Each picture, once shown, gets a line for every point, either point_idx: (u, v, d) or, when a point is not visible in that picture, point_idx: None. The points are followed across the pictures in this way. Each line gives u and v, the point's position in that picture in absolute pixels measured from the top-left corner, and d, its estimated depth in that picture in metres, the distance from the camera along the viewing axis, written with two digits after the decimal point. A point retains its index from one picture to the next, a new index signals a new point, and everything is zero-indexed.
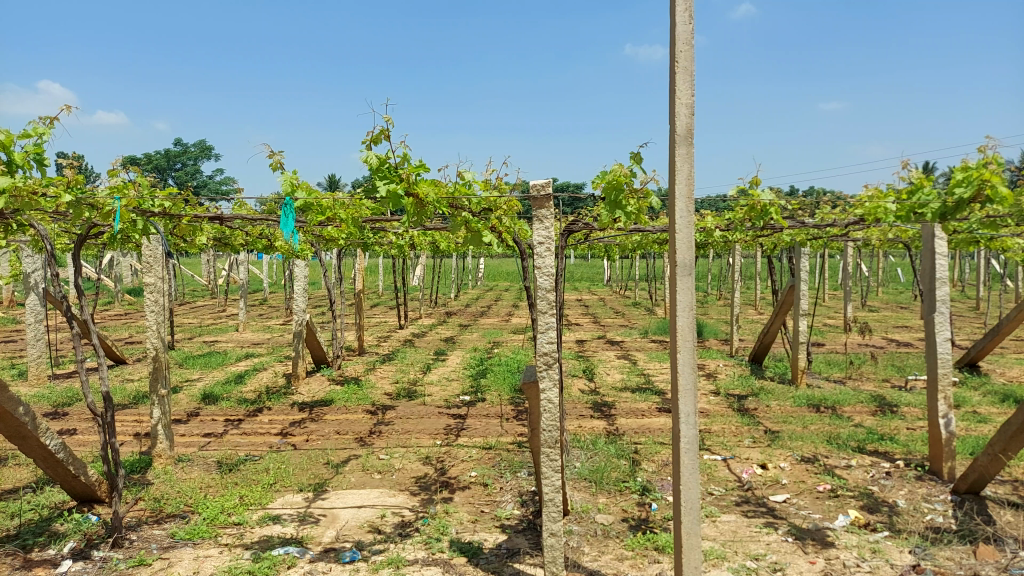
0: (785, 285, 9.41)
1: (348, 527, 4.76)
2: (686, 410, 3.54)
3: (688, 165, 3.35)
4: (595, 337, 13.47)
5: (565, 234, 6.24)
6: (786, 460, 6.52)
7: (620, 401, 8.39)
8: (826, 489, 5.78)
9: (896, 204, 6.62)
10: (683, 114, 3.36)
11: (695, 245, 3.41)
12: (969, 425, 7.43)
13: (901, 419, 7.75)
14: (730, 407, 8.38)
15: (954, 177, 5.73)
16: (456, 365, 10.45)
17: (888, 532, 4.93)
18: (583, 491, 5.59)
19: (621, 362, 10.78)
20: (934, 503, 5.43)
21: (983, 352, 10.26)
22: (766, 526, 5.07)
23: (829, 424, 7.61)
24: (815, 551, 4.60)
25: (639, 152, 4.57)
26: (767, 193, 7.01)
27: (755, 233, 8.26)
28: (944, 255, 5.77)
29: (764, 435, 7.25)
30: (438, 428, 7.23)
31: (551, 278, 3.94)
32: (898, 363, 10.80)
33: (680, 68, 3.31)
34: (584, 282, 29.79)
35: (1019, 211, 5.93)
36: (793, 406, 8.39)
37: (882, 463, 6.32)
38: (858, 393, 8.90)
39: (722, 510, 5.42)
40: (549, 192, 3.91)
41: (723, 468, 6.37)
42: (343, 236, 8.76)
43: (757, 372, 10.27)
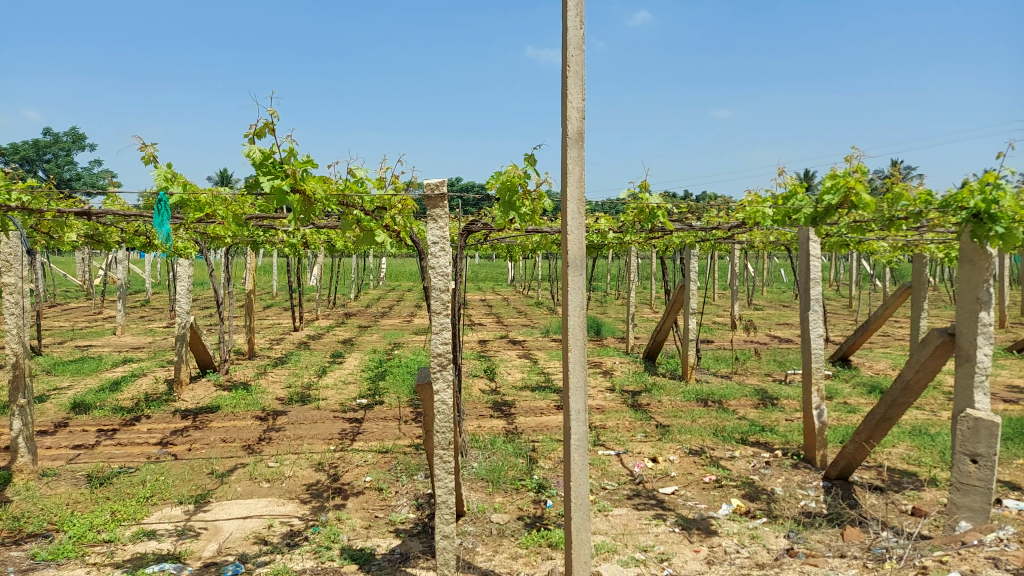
0: (676, 285, 9.79)
1: (232, 539, 4.55)
2: (576, 408, 3.62)
3: (578, 168, 3.44)
4: (496, 337, 13.53)
5: (464, 234, 6.20)
6: (676, 453, 6.78)
7: (519, 400, 8.46)
8: (711, 480, 6.05)
9: (773, 209, 7.01)
10: (573, 118, 3.45)
11: (585, 246, 3.50)
12: (840, 415, 7.99)
13: (781, 411, 8.24)
14: (625, 403, 8.64)
15: (823, 184, 6.15)
16: (354, 367, 10.21)
17: (766, 519, 5.22)
18: (480, 492, 5.59)
19: (522, 362, 10.88)
20: (808, 489, 5.80)
21: (853, 347, 11.04)
22: (655, 518, 5.24)
23: (715, 417, 7.98)
24: (700, 540, 4.81)
25: (533, 154, 4.59)
26: (656, 197, 7.26)
27: (646, 236, 8.54)
28: (818, 257, 6.16)
29: (655, 430, 7.51)
30: (333, 433, 7.04)
31: (445, 279, 3.90)
32: (780, 359, 11.46)
33: (571, 73, 3.41)
34: (487, 282, 29.89)
35: (881, 218, 6.43)
36: (683, 401, 8.74)
37: (763, 454, 6.68)
38: (742, 387, 9.38)
39: (614, 504, 5.56)
40: (443, 192, 3.87)
41: (617, 463, 6.55)
42: (229, 234, 8.36)
43: (651, 369, 10.62)
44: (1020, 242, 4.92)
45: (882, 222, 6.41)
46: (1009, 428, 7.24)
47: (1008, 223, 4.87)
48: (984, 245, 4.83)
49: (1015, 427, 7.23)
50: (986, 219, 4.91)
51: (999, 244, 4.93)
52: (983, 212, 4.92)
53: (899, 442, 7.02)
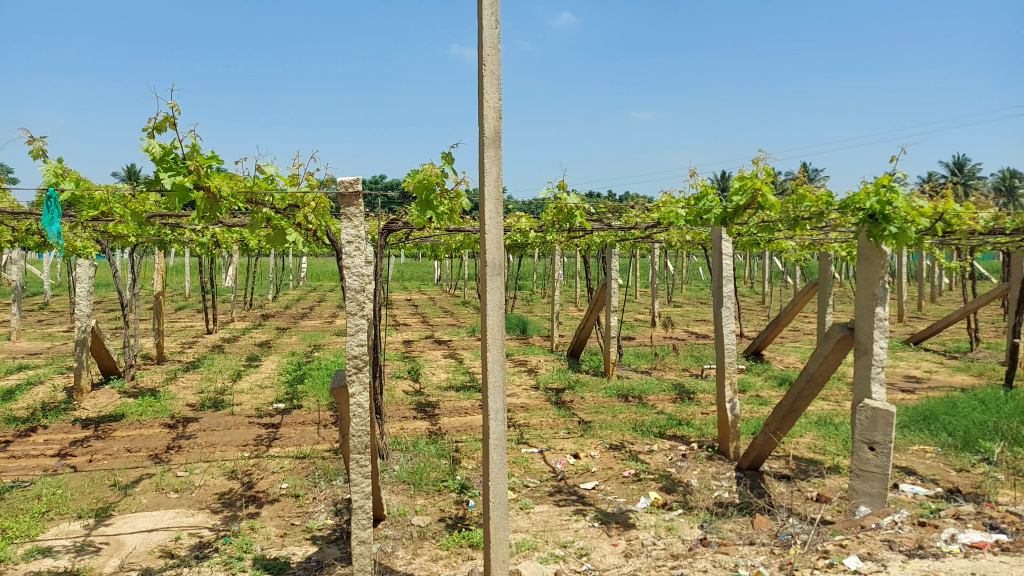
0: (598, 284, 9.95)
1: (136, 553, 4.33)
2: (495, 407, 3.62)
3: (496, 167, 3.46)
4: (421, 337, 13.39)
5: (384, 233, 6.10)
6: (597, 448, 6.89)
7: (443, 400, 8.41)
8: (631, 474, 6.18)
9: (686, 210, 7.22)
10: (490, 117, 3.46)
11: (503, 246, 3.52)
12: (753, 407, 8.31)
13: (697, 405, 8.51)
14: (548, 400, 8.72)
15: (732, 186, 6.38)
16: (271, 371, 9.89)
17: (682, 510, 5.38)
18: (401, 494, 5.51)
19: (447, 362, 10.82)
20: (722, 480, 6.01)
21: (765, 342, 11.51)
22: (575, 513, 5.31)
23: (635, 412, 8.16)
24: (618, 533, 4.90)
25: (450, 153, 4.57)
26: (574, 197, 7.36)
27: (567, 235, 8.64)
28: (728, 255, 6.39)
29: (577, 426, 7.62)
30: (247, 439, 6.80)
31: (361, 279, 3.83)
32: (697, 354, 11.83)
33: (487, 72, 3.42)
34: (412, 282, 29.54)
35: (786, 218, 6.73)
36: (605, 398, 8.89)
37: (679, 447, 6.88)
38: (661, 383, 9.63)
39: (536, 501, 5.60)
40: (358, 190, 3.80)
41: (539, 460, 6.59)
42: (133, 234, 7.94)
43: (574, 366, 10.76)
44: (910, 240, 5.25)
45: (787, 222, 6.70)
46: (905, 416, 7.72)
47: (900, 222, 5.18)
48: (878, 243, 5.15)
49: (911, 415, 7.69)
50: (880, 219, 5.21)
51: (892, 243, 5.25)
52: (878, 213, 5.22)
53: (806, 432, 7.36)
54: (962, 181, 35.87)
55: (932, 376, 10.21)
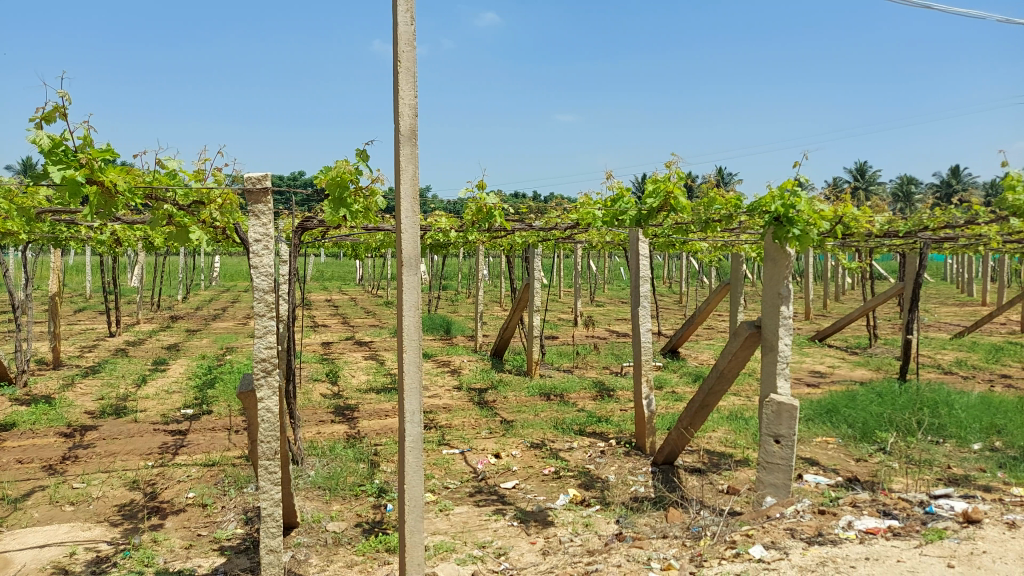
0: (521, 284, 9.99)
1: (24, 571, 4.04)
2: (410, 409, 3.57)
3: (411, 166, 3.42)
4: (341, 338, 13.10)
5: (299, 231, 5.93)
6: (518, 448, 6.91)
7: (362, 403, 8.25)
8: (550, 472, 6.23)
9: (603, 211, 7.34)
10: (406, 115, 3.42)
11: (420, 245, 3.48)
12: (669, 403, 8.54)
13: (616, 402, 8.68)
14: (471, 400, 8.69)
15: (646, 188, 6.53)
16: (180, 375, 9.44)
17: (599, 506, 5.46)
18: (316, 500, 5.37)
19: (367, 364, 10.62)
20: (638, 475, 6.15)
21: (681, 339, 11.84)
22: (494, 513, 5.31)
23: (556, 410, 8.24)
24: (536, 532, 4.93)
25: (365, 150, 4.47)
26: (492, 197, 7.36)
27: (488, 235, 8.64)
28: (643, 256, 6.53)
29: (499, 425, 7.63)
30: (152, 447, 6.47)
31: (270, 279, 3.71)
32: (617, 352, 12.07)
33: (402, 69, 3.38)
34: (333, 282, 28.85)
35: (698, 220, 6.94)
36: (527, 396, 8.95)
37: (598, 443, 6.99)
38: (583, 381, 9.77)
39: (455, 502, 5.57)
40: (266, 186, 3.67)
41: (460, 461, 6.56)
42: (23, 231, 7.43)
43: (497, 366, 10.77)
44: (812, 242, 5.50)
45: (699, 224, 6.91)
46: (810, 410, 8.10)
47: (803, 225, 5.42)
48: (782, 245, 5.39)
49: (815, 409, 8.08)
50: (784, 222, 5.44)
51: (795, 245, 5.49)
52: (783, 215, 5.43)
53: (718, 426, 7.62)
54: (862, 186, 38.04)
55: (835, 371, 10.77)
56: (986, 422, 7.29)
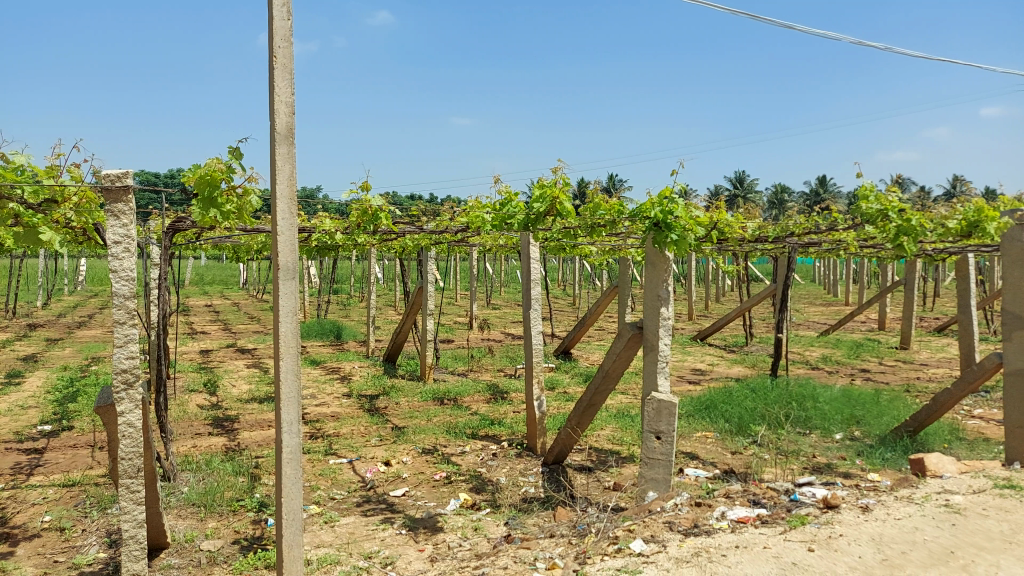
0: (414, 287, 9.85)
1: None
2: (289, 419, 3.44)
3: (289, 165, 3.30)
4: (222, 346, 12.43)
5: (170, 232, 5.58)
6: (408, 454, 6.80)
7: (244, 413, 7.87)
8: (441, 477, 6.17)
9: (491, 215, 7.37)
10: (282, 113, 3.28)
11: (298, 248, 3.36)
12: (560, 404, 8.68)
13: (509, 404, 8.73)
14: (361, 408, 8.49)
15: (533, 192, 6.61)
16: (37, 389, 8.65)
17: (489, 509, 5.47)
18: (189, 518, 5.06)
19: (251, 372, 10.15)
20: (529, 476, 6.21)
21: (574, 341, 12.07)
22: (382, 522, 5.19)
23: (449, 414, 8.19)
24: (425, 538, 4.87)
25: (239, 148, 4.27)
26: (377, 199, 7.21)
27: (376, 238, 8.47)
28: (533, 259, 6.60)
29: (390, 432, 7.49)
30: (2, 468, 5.89)
31: (131, 284, 3.46)
32: (512, 355, 12.15)
33: (278, 65, 3.25)
34: (216, 287, 27.41)
35: (585, 225, 7.10)
36: (419, 401, 8.85)
37: (490, 446, 7.00)
38: (476, 384, 9.76)
39: (342, 513, 5.40)
40: (127, 184, 3.41)
41: (348, 470, 6.37)
42: None
43: (389, 371, 10.58)
44: (689, 247, 5.73)
45: (585, 229, 7.07)
46: (691, 406, 8.47)
47: (680, 230, 5.64)
48: (661, 249, 5.60)
49: (696, 405, 8.45)
50: (663, 227, 5.63)
51: (674, 249, 5.71)
52: (662, 221, 5.64)
53: (606, 425, 7.82)
54: (741, 195, 40.36)
55: (715, 368, 11.33)
56: (846, 413, 7.89)
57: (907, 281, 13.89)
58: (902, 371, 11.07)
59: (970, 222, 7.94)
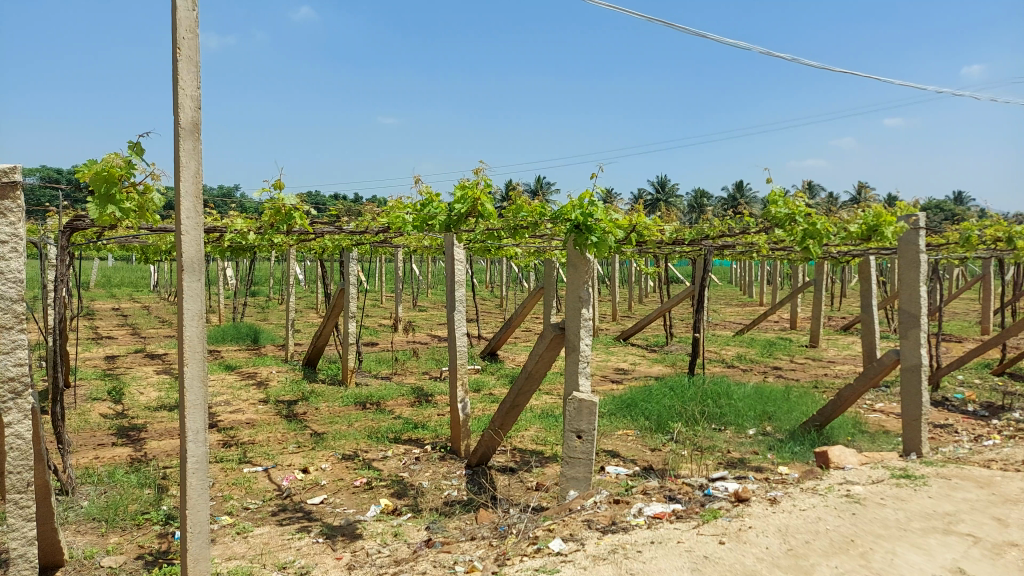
0: (335, 289, 9.65)
1: None
2: (194, 428, 3.29)
3: (193, 162, 3.16)
4: (129, 352, 11.81)
5: (68, 231, 5.26)
6: (328, 461, 6.64)
7: (152, 422, 7.50)
8: (361, 483, 6.05)
9: (412, 216, 7.29)
10: (187, 107, 3.14)
11: (204, 248, 3.23)
12: (484, 406, 8.67)
13: (433, 407, 8.66)
14: (279, 414, 8.24)
15: (454, 193, 6.58)
16: None
17: (410, 514, 5.40)
18: (89, 534, 4.77)
19: (161, 379, 9.69)
20: (452, 479, 6.17)
21: (499, 342, 12.09)
22: (299, 531, 5.05)
23: (371, 419, 8.05)
24: (343, 546, 4.76)
25: (140, 144, 4.06)
26: (292, 198, 7.00)
27: (294, 238, 8.23)
28: (457, 261, 6.56)
29: (309, 438, 7.29)
30: None
31: (19, 286, 3.24)
32: (437, 357, 12.06)
33: (182, 57, 3.10)
34: (124, 289, 26.05)
35: (508, 227, 7.12)
36: (341, 406, 8.66)
37: (413, 451, 6.92)
38: (399, 387, 9.63)
39: (256, 523, 5.22)
40: (16, 179, 3.18)
41: (263, 479, 6.16)
42: None
43: (310, 375, 10.32)
44: (609, 249, 5.82)
45: (507, 230, 7.09)
46: (613, 405, 8.62)
47: (600, 232, 5.72)
48: (583, 252, 5.67)
49: (618, 404, 8.61)
50: (584, 230, 5.69)
51: (595, 251, 5.79)
52: (582, 223, 5.69)
53: (530, 425, 7.86)
54: (663, 199, 41.47)
55: (636, 368, 11.57)
56: (758, 409, 8.20)
57: (816, 282, 14.59)
58: (810, 368, 11.61)
59: (869, 226, 8.40)
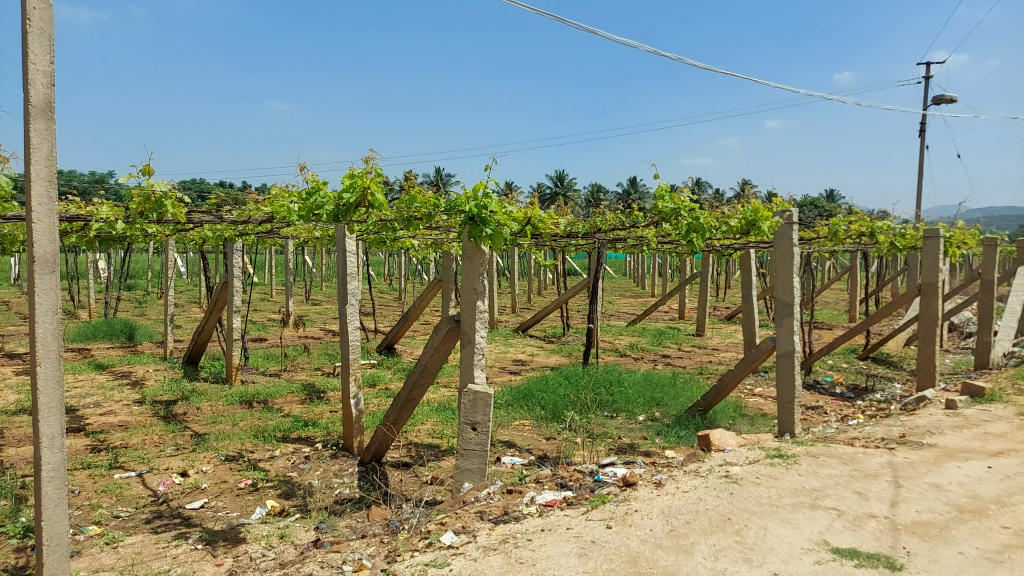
0: (218, 283, 9.19)
1: None
2: (50, 432, 3.02)
3: (46, 144, 2.88)
4: None
5: None
6: (209, 463, 6.31)
7: (8, 428, 6.86)
8: (246, 485, 5.80)
9: (298, 205, 7.02)
10: (39, 84, 2.86)
11: (59, 237, 2.97)
12: (379, 401, 8.51)
13: (325, 404, 8.42)
14: (156, 415, 7.75)
15: (343, 182, 6.38)
16: None
17: (299, 514, 5.22)
18: None
19: (19, 380, 8.88)
20: (344, 477, 6.02)
21: (396, 336, 11.90)
22: (175, 538, 4.77)
23: (258, 418, 7.72)
24: (224, 551, 4.53)
25: None
26: (164, 184, 6.56)
27: (170, 228, 7.74)
28: (348, 252, 6.37)
29: (189, 440, 6.90)
30: None
31: None
32: (330, 352, 11.74)
33: (33, 28, 2.82)
34: None
35: (400, 218, 6.99)
36: (225, 405, 8.26)
37: (303, 449, 6.70)
38: (289, 384, 9.30)
39: (128, 532, 4.89)
40: None
41: (136, 485, 5.78)
42: None
43: (191, 374, 9.78)
44: (503, 241, 5.84)
45: (400, 222, 6.96)
46: (509, 396, 8.68)
47: (495, 225, 5.72)
48: (478, 244, 5.65)
49: (515, 394, 8.68)
50: (478, 222, 5.67)
51: (489, 243, 5.78)
52: (477, 215, 5.65)
53: (426, 419, 7.79)
54: (561, 193, 42.20)
55: (533, 359, 11.71)
56: (648, 396, 8.50)
57: (702, 275, 15.28)
58: (697, 356, 12.15)
59: (749, 221, 8.88)
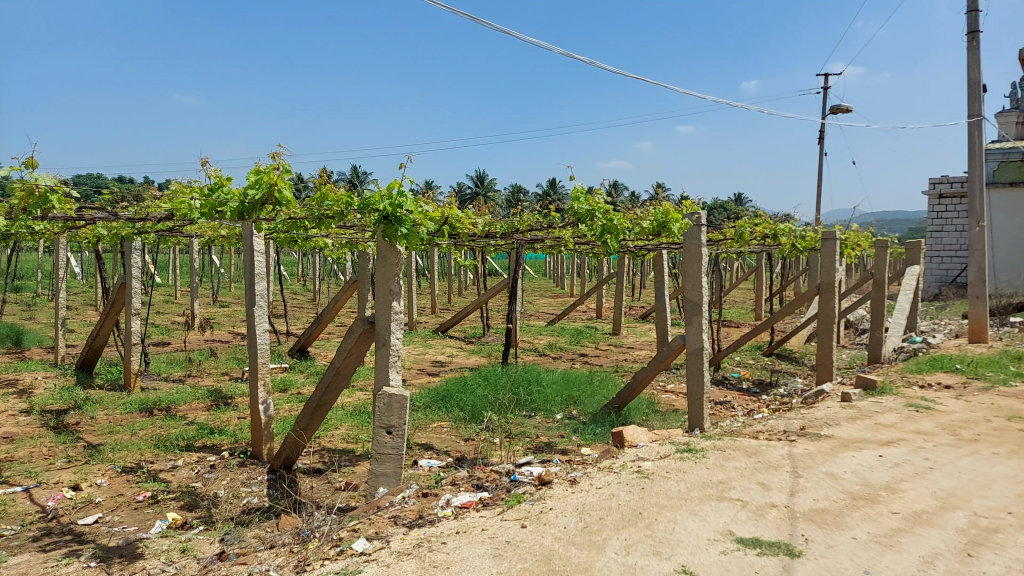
0: (116, 284, 8.68)
1: None
2: None
3: None
4: None
5: None
6: (104, 475, 5.94)
7: None
8: (146, 497, 5.49)
9: (200, 201, 6.69)
10: None
11: None
12: (291, 406, 8.25)
13: (233, 410, 8.10)
14: (44, 426, 7.24)
15: (249, 179, 6.12)
16: None
17: (202, 526, 4.99)
18: None
19: None
20: (252, 485, 5.80)
21: (310, 339, 11.57)
22: (65, 556, 4.46)
23: (159, 426, 7.34)
24: (120, 568, 4.28)
25: None
26: (50, 178, 6.10)
27: (60, 225, 7.24)
28: (255, 252, 6.13)
29: (82, 452, 6.48)
30: None
31: None
32: (239, 356, 11.30)
33: None
34: None
35: (311, 215, 6.79)
36: (123, 414, 7.81)
37: (208, 458, 6.41)
38: (194, 390, 8.89)
39: (11, 552, 4.53)
40: None
41: (21, 501, 5.37)
42: None
43: (85, 381, 9.19)
44: (419, 241, 5.76)
45: (311, 220, 6.75)
46: (427, 398, 8.60)
47: (410, 224, 5.64)
48: (393, 243, 5.55)
49: (432, 396, 8.60)
50: (393, 221, 5.57)
51: (405, 242, 5.69)
52: (391, 214, 5.56)
53: (341, 423, 7.61)
54: (481, 194, 42.26)
55: (452, 360, 11.65)
56: (564, 394, 8.61)
57: (618, 275, 15.62)
58: (613, 354, 12.40)
59: (660, 223, 9.13)
